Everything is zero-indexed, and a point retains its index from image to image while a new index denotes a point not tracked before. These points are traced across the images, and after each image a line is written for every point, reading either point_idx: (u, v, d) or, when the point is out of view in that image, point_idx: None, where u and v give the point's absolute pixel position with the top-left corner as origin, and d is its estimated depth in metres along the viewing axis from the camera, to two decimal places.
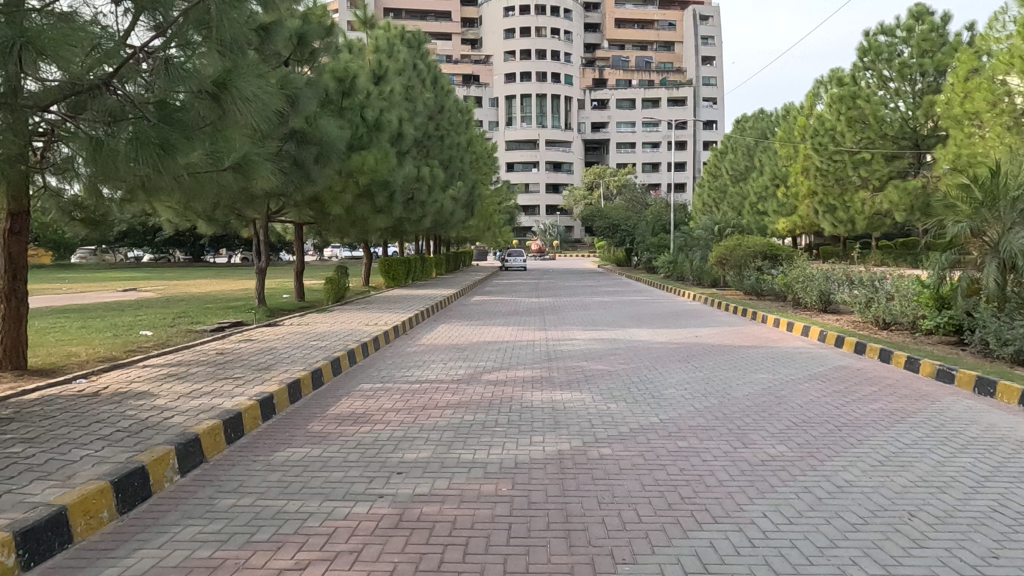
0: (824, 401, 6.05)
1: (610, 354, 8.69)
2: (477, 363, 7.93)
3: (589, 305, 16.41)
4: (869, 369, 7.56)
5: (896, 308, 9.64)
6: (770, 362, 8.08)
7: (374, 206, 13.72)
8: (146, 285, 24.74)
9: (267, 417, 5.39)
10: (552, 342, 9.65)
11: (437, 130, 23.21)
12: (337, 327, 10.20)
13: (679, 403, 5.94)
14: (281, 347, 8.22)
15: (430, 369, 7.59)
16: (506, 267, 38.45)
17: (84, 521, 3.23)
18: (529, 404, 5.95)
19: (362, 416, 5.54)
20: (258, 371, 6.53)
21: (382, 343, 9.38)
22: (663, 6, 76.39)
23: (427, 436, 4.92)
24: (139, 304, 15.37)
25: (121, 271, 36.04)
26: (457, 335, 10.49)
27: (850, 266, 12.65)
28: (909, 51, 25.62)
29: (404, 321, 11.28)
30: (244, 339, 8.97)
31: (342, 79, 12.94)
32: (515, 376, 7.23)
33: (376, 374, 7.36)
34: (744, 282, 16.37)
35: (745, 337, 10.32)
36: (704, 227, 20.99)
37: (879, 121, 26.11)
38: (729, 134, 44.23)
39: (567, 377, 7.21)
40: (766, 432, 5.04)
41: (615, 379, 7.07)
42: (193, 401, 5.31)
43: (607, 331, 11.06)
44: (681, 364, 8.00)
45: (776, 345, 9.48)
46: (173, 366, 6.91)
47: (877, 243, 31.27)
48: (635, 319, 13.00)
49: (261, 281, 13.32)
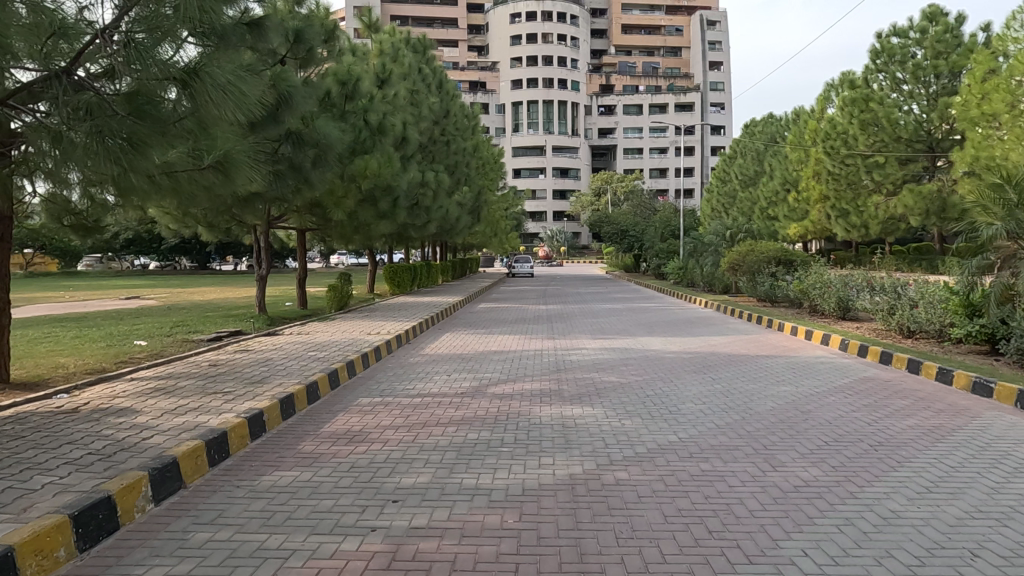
0: (855, 416, 5.63)
1: (623, 365, 8.27)
2: (483, 375, 7.54)
3: (599, 312, 16.01)
4: (898, 381, 7.12)
5: (921, 316, 9.24)
6: (791, 374, 7.66)
7: (377, 212, 13.30)
8: (150, 294, 24.54)
9: (256, 436, 5.02)
10: (562, 352, 9.25)
11: (442, 135, 22.87)
12: (338, 337, 9.84)
13: (699, 420, 5.53)
14: (277, 358, 7.85)
15: (432, 382, 7.20)
16: (513, 273, 38.11)
17: (36, 562, 2.86)
18: (538, 421, 5.55)
19: (358, 434, 5.16)
20: (249, 385, 6.15)
21: (383, 353, 9.01)
22: (670, 12, 76.11)
23: (428, 457, 4.54)
24: (139, 313, 15.07)
25: (126, 278, 35.98)
26: (463, 345, 10.11)
27: (870, 271, 12.18)
28: (923, 53, 25.18)
29: (408, 330, 10.90)
30: (240, 350, 8.61)
31: (345, 82, 12.39)
32: (523, 389, 6.83)
33: (376, 387, 6.99)
34: (758, 288, 15.92)
35: (763, 346, 9.89)
36: (715, 233, 20.57)
37: (894, 125, 25.50)
38: (738, 139, 43.79)
39: (578, 390, 6.81)
40: (796, 453, 4.62)
41: (628, 393, 6.67)
42: (176, 419, 4.94)
43: (619, 340, 10.66)
44: (697, 375, 7.59)
45: (797, 355, 9.06)
46: (162, 378, 6.56)
47: (891, 249, 30.79)
48: (646, 327, 12.58)
49: (262, 288, 12.99)
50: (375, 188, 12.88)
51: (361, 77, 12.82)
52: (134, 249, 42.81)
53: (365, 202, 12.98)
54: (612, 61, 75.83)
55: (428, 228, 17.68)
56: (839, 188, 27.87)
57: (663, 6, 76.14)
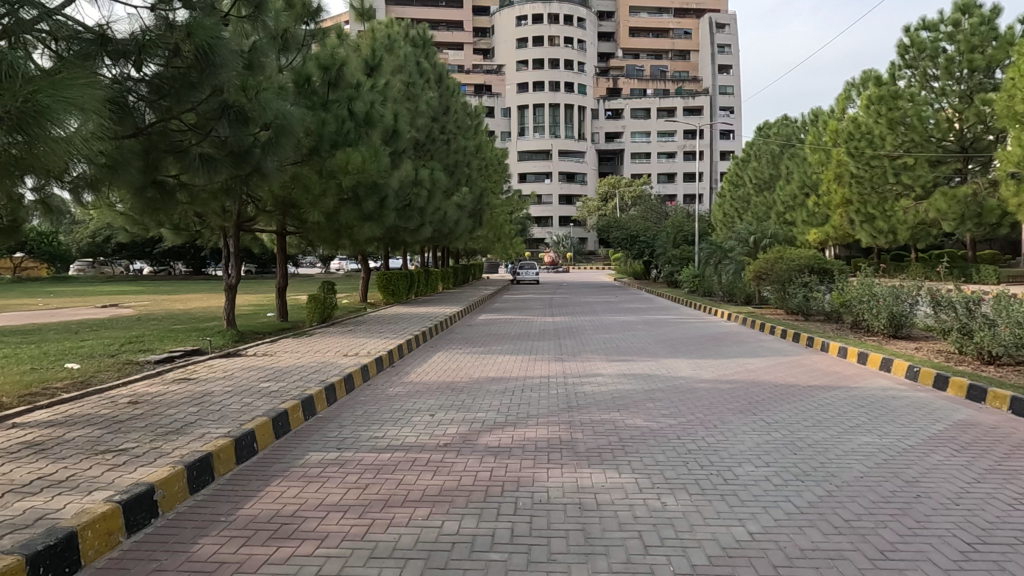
0: (985, 492, 4.03)
1: (648, 401, 6.64)
2: (475, 417, 5.95)
3: (610, 325, 14.43)
4: (1009, 428, 5.50)
5: (1007, 338, 7.67)
6: (865, 416, 6.04)
7: (362, 213, 11.64)
8: (130, 301, 23.06)
9: (139, 526, 3.49)
10: (573, 381, 7.65)
11: (442, 133, 21.50)
12: (306, 359, 8.29)
13: (775, 500, 3.93)
14: (218, 393, 6.27)
15: (408, 428, 5.61)
16: (518, 280, 36.55)
17: None
18: (544, 499, 3.95)
19: (285, 523, 3.60)
20: (160, 439, 4.60)
21: (357, 382, 7.44)
22: (678, 15, 74.52)
23: (382, 574, 3.01)
24: (100, 325, 13.55)
25: (116, 284, 34.45)
26: (454, 369, 8.55)
27: (925, 281, 10.63)
28: (955, 47, 23.44)
29: (391, 350, 9.30)
30: (181, 379, 7.01)
31: (328, 67, 11.29)
32: (527, 439, 5.25)
33: (334, 434, 5.44)
34: (789, 300, 14.34)
35: (811, 373, 8.29)
36: (737, 239, 19.03)
37: (924, 123, 23.88)
38: (751, 141, 42.29)
39: (597, 440, 5.23)
40: (936, 570, 3.03)
41: (663, 445, 5.09)
42: (17, 503, 3.39)
43: (638, 362, 9.07)
44: (744, 418, 5.99)
45: (859, 386, 7.45)
46: (52, 424, 5.01)
47: (917, 256, 29.15)
48: (667, 344, 10.96)
49: (231, 297, 11.41)
50: (358, 185, 11.21)
51: (348, 61, 11.55)
52: (126, 252, 41.66)
53: (346, 201, 11.40)
54: (620, 64, 74.55)
55: (423, 232, 16.23)
56: (863, 192, 26.43)
57: (671, 9, 74.65)
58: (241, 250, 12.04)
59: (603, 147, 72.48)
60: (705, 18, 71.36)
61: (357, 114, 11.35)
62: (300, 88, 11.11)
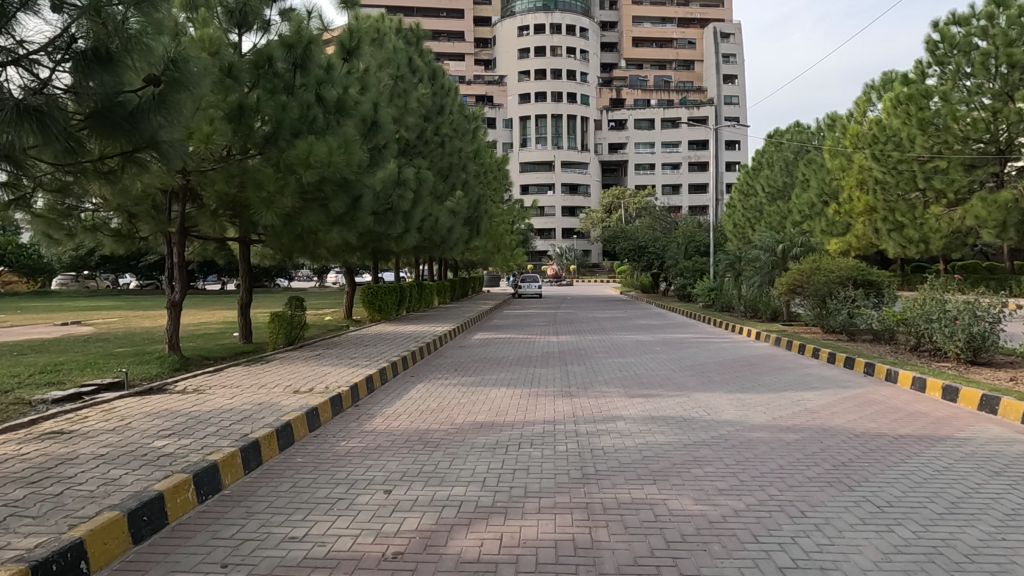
0: None
1: (694, 465, 4.74)
2: (451, 498, 4.07)
3: (625, 346, 12.61)
4: None
5: None
6: (1015, 492, 4.15)
7: (328, 216, 9.72)
8: (97, 318, 21.23)
9: None
10: (586, 431, 5.75)
11: (436, 134, 19.80)
12: (242, 399, 6.41)
13: None
14: (89, 456, 4.43)
15: (347, 521, 3.72)
16: (519, 294, 34.77)
17: None
18: None
19: None
20: None
21: (299, 433, 5.58)
22: (682, 23, 73.20)
23: None
24: (32, 347, 11.66)
25: (96, 299, 32.83)
26: (435, 409, 6.73)
27: (1008, 295, 8.72)
28: (990, 43, 21.59)
29: (359, 385, 7.43)
30: (54, 433, 5.11)
31: (292, 46, 9.41)
32: (526, 545, 3.37)
33: (229, 534, 3.56)
34: (829, 316, 12.45)
35: (894, 416, 6.41)
36: (763, 247, 16.36)
37: (959, 123, 21.89)
38: (762, 149, 40.64)
39: (632, 545, 3.35)
40: None
41: (738, 557, 3.22)
42: None
43: (665, 399, 7.22)
44: (840, 495, 4.12)
45: (969, 437, 5.55)
46: None
47: (943, 269, 27.31)
48: (695, 372, 9.10)
49: (173, 318, 9.56)
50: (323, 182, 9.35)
51: (318, 39, 9.69)
52: (110, 265, 40.39)
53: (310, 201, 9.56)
54: (624, 74, 73.13)
55: (408, 240, 14.44)
56: (889, 199, 24.90)
57: (675, 18, 73.22)
58: (187, 261, 10.16)
59: (607, 158, 70.97)
60: (710, 26, 69.72)
61: (326, 99, 9.48)
62: (259, 71, 9.25)
